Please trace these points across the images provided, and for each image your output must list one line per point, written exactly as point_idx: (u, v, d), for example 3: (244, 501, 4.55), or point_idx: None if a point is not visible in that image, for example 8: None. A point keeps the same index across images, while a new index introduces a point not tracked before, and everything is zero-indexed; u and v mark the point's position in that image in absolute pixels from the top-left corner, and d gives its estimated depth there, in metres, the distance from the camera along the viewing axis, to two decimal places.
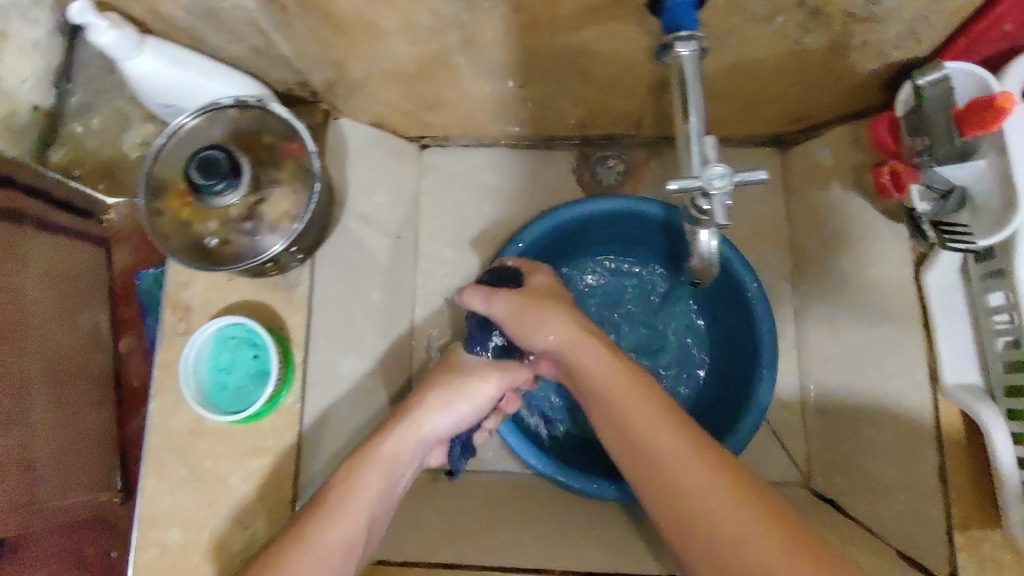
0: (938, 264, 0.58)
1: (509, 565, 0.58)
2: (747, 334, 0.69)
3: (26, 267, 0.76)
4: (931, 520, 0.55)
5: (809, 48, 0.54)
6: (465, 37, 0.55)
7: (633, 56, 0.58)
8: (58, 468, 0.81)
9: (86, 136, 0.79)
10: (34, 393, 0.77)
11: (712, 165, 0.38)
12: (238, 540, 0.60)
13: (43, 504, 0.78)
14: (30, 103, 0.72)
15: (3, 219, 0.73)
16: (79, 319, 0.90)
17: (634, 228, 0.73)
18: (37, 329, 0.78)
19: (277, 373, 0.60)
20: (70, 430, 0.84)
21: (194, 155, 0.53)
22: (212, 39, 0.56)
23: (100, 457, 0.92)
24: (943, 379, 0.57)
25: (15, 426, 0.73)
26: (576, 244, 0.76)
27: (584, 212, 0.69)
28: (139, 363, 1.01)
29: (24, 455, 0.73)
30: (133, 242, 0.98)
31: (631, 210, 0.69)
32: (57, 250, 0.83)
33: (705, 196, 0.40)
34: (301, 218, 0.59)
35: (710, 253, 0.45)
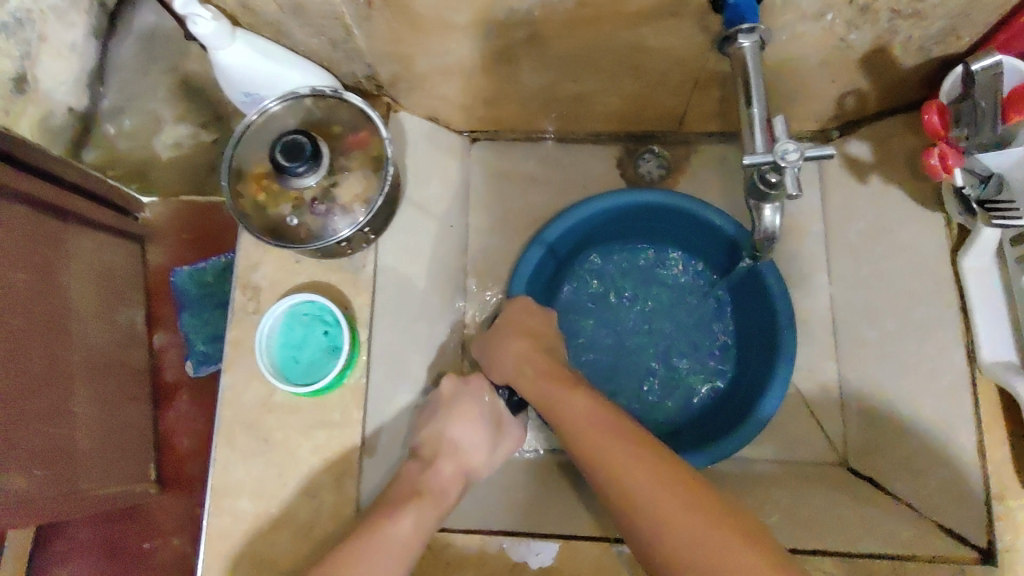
0: (975, 248, 0.61)
1: (569, 532, 0.61)
2: (767, 325, 0.72)
3: (70, 267, 0.83)
4: (971, 491, 0.59)
5: (853, 44, 0.58)
6: (532, 32, 0.59)
7: (685, 53, 0.62)
8: (98, 456, 0.86)
9: (119, 137, 0.91)
10: (76, 382, 0.82)
11: (787, 139, 0.41)
12: (307, 509, 0.63)
13: (83, 491, 0.83)
14: (67, 103, 0.82)
15: (48, 216, 0.80)
16: (117, 317, 0.94)
17: (659, 220, 0.75)
18: (79, 322, 0.84)
19: (346, 348, 0.64)
20: (107, 423, 0.88)
21: (280, 140, 0.59)
22: (296, 32, 0.60)
23: (137, 450, 0.96)
24: (980, 356, 0.60)
25: (60, 417, 0.79)
26: (608, 235, 0.79)
27: (606, 204, 0.72)
28: (174, 357, 1.03)
29: (67, 443, 0.80)
30: (167, 244, 1.04)
31: (655, 205, 0.72)
32: (99, 253, 0.90)
33: (775, 169, 0.43)
34: (374, 201, 0.63)
35: (772, 228, 0.48)
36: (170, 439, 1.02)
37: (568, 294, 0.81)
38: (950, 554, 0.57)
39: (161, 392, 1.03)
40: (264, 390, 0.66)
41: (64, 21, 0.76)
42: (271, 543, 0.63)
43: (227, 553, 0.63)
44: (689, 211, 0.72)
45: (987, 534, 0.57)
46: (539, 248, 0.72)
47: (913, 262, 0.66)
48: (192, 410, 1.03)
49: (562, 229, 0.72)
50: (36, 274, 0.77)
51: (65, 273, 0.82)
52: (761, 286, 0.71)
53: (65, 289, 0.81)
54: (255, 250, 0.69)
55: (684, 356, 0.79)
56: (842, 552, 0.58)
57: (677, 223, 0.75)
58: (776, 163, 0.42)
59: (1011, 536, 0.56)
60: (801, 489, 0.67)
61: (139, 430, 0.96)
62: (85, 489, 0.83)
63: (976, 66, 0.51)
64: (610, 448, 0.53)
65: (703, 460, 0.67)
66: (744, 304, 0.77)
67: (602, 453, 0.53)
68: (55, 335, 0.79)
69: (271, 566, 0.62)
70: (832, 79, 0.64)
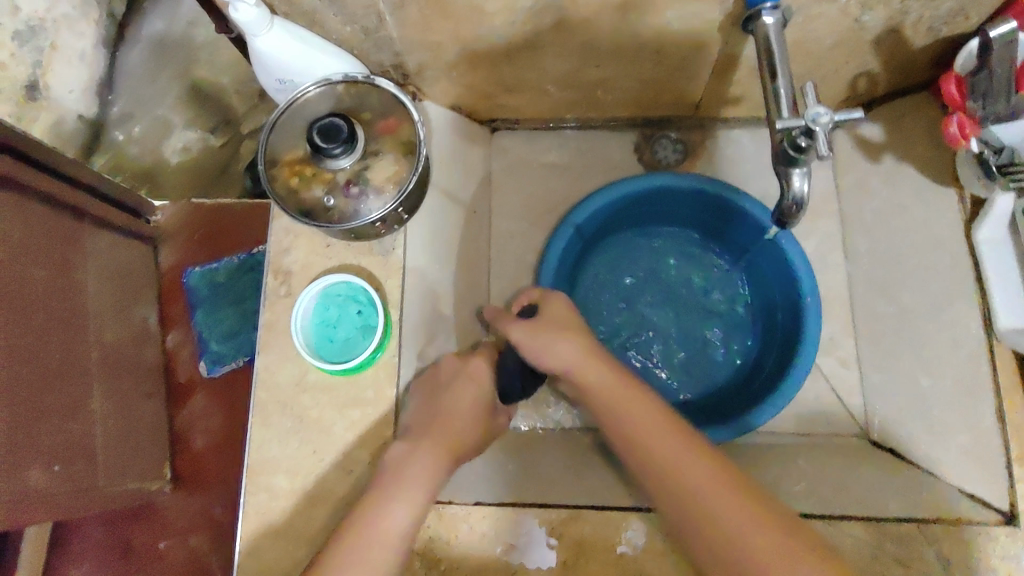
0: (989, 219, 0.63)
1: (602, 504, 0.61)
2: (790, 299, 0.73)
3: (87, 265, 0.84)
4: (992, 452, 0.60)
5: (866, 25, 0.60)
6: (559, 17, 0.61)
7: (703, 37, 0.64)
8: (115, 454, 0.86)
9: (128, 143, 1.02)
10: (93, 379, 0.83)
11: (816, 104, 0.43)
12: (343, 484, 0.64)
13: (102, 487, 0.83)
14: (78, 110, 0.94)
15: (65, 214, 0.81)
16: (131, 316, 0.94)
17: (681, 201, 0.77)
18: (95, 321, 0.85)
19: (381, 327, 0.66)
20: (124, 420, 0.89)
21: (316, 123, 0.60)
22: (330, 21, 0.62)
23: (152, 448, 0.96)
24: (998, 325, 0.61)
25: (78, 414, 0.80)
26: (631, 218, 0.81)
27: (630, 187, 0.74)
28: (188, 355, 1.01)
29: (85, 439, 0.80)
30: (179, 242, 1.03)
31: (680, 185, 0.74)
32: (117, 253, 0.91)
33: (806, 133, 0.45)
34: (406, 183, 0.65)
35: (801, 195, 0.49)
36: (184, 437, 1.00)
37: (592, 275, 0.82)
38: (977, 517, 0.57)
39: (175, 392, 1.00)
40: (298, 370, 0.67)
41: (76, 29, 0.91)
42: (309, 518, 0.64)
43: (264, 530, 0.64)
44: (711, 190, 0.73)
45: (1009, 498, 0.58)
46: (567, 231, 0.74)
47: (931, 235, 0.67)
48: (205, 409, 1.01)
49: (588, 212, 0.74)
50: (53, 272, 0.78)
51: (82, 272, 0.83)
52: (783, 260, 0.72)
53: (81, 288, 0.82)
54: (287, 235, 0.71)
55: (707, 335, 0.80)
56: (870, 516, 0.58)
57: (699, 205, 0.77)
58: (807, 127, 0.44)
59: None
60: (835, 463, 0.67)
61: (155, 429, 0.96)
62: (104, 485, 0.83)
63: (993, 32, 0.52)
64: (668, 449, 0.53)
65: (730, 434, 0.68)
66: (765, 284, 0.79)
67: (668, 460, 0.53)
68: (71, 333, 0.80)
69: (308, 542, 0.63)
70: (845, 61, 0.67)
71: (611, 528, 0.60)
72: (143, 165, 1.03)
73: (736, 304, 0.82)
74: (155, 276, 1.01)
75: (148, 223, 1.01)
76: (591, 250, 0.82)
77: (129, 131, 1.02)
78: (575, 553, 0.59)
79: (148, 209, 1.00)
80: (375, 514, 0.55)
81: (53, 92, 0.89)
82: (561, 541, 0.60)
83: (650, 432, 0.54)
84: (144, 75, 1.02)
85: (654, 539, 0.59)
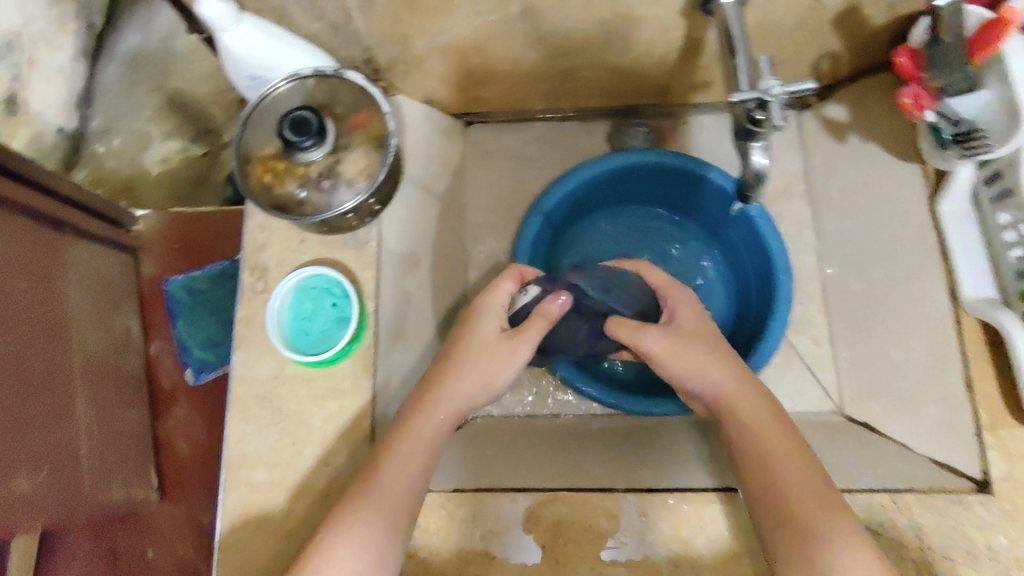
0: (951, 191, 0.65)
1: (576, 486, 0.62)
2: (763, 271, 0.74)
3: (67, 276, 0.84)
4: (962, 423, 0.61)
5: (824, 5, 0.61)
6: (524, 6, 0.62)
7: (668, 22, 0.65)
8: (99, 462, 0.86)
9: (106, 155, 1.00)
10: (76, 389, 0.83)
11: (769, 77, 0.44)
12: (322, 476, 0.64)
13: (88, 495, 0.83)
14: (57, 124, 0.92)
15: (43, 223, 0.81)
16: (115, 323, 0.95)
17: (649, 179, 0.78)
18: (77, 330, 0.84)
19: (355, 319, 0.66)
20: (106, 429, 0.88)
21: (286, 115, 0.60)
22: (298, 16, 0.63)
23: (137, 457, 0.96)
24: (961, 295, 0.63)
25: (61, 423, 0.79)
26: (600, 198, 0.81)
27: (596, 168, 0.74)
28: (169, 362, 1.03)
29: (70, 448, 0.80)
30: (158, 251, 1.04)
31: (648, 163, 0.74)
32: (95, 262, 0.91)
33: (762, 105, 0.46)
34: (378, 173, 0.65)
35: (759, 169, 0.50)
36: (168, 443, 1.01)
37: (568, 256, 0.83)
38: (947, 486, 0.59)
39: (158, 399, 1.02)
40: (275, 363, 0.67)
41: (53, 45, 0.88)
42: (289, 510, 0.64)
43: (244, 523, 0.64)
44: (677, 167, 0.74)
45: (981, 466, 0.59)
46: (536, 219, 0.75)
47: (892, 213, 0.70)
48: (189, 416, 1.02)
49: (554, 198, 0.75)
50: (34, 282, 0.77)
51: (62, 280, 0.82)
52: (753, 229, 0.73)
53: (62, 297, 0.82)
54: (262, 231, 0.71)
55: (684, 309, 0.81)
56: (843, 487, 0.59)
57: (666, 182, 0.78)
58: (761, 99, 0.45)
59: (1006, 466, 0.58)
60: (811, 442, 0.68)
61: (139, 436, 0.97)
62: (90, 491, 0.83)
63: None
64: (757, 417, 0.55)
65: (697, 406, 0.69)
66: (738, 257, 0.79)
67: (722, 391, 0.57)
68: (53, 343, 0.79)
69: (289, 531, 0.63)
70: (808, 41, 0.68)
71: (589, 509, 0.60)
72: (125, 177, 1.03)
73: (708, 278, 0.82)
74: (135, 286, 1.02)
75: (128, 233, 1.02)
76: (564, 232, 0.83)
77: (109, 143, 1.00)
78: (553, 535, 0.60)
79: (127, 218, 1.01)
80: (408, 440, 0.56)
81: (34, 107, 0.87)
82: (540, 523, 0.60)
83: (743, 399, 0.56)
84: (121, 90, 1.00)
85: (635, 522, 0.59)
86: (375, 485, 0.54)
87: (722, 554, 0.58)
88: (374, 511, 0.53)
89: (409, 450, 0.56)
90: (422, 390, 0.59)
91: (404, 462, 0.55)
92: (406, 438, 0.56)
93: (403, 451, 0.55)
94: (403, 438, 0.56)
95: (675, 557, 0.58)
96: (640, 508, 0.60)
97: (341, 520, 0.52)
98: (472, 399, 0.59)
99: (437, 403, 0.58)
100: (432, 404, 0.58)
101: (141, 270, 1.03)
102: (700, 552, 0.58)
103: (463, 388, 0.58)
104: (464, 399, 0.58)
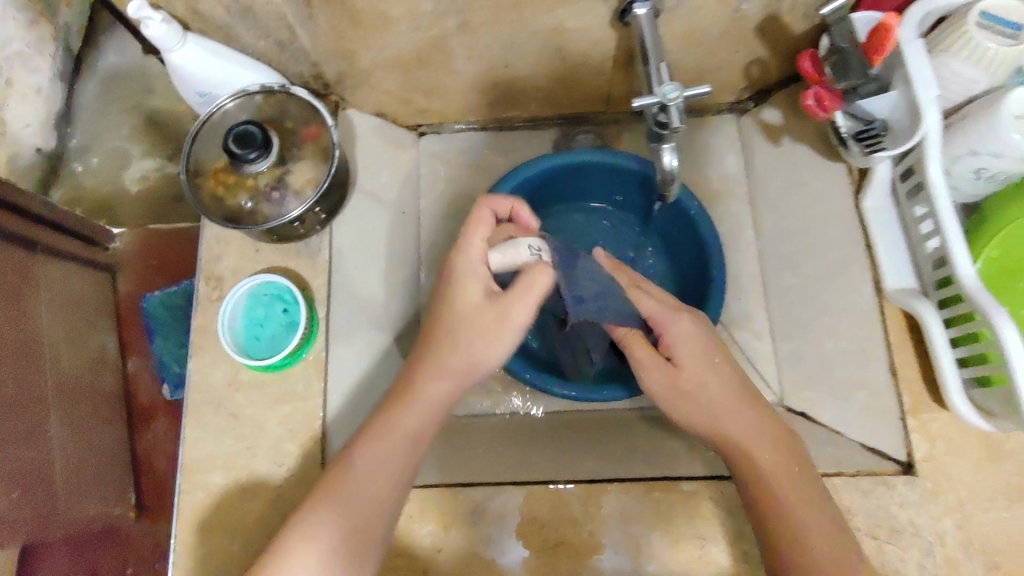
0: (871, 188, 0.68)
1: (516, 478, 0.67)
2: (700, 262, 0.76)
3: (40, 298, 0.85)
4: (889, 409, 0.65)
5: (746, 14, 0.64)
6: (461, 21, 0.65)
7: (601, 33, 0.68)
8: (74, 482, 0.86)
9: (84, 174, 1.09)
10: (50, 407, 0.84)
11: (666, 83, 0.49)
12: (276, 477, 0.66)
13: (63, 512, 0.84)
14: (35, 144, 1.03)
15: (15, 245, 0.82)
16: (87, 343, 0.96)
17: (589, 176, 0.80)
18: (50, 349, 0.85)
19: (304, 325, 0.69)
20: (82, 447, 0.89)
21: (232, 129, 0.63)
22: (243, 35, 0.65)
23: (115, 473, 0.98)
24: (885, 285, 0.67)
25: (35, 443, 0.80)
26: (544, 198, 0.82)
27: (540, 166, 0.76)
28: (146, 380, 1.05)
29: (43, 467, 0.81)
30: (135, 270, 1.07)
31: (587, 160, 0.77)
32: (68, 282, 0.93)
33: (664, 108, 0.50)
34: (322, 183, 0.67)
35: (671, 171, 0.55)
36: (148, 460, 1.03)
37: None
38: (876, 468, 0.63)
39: (137, 415, 1.04)
40: (230, 370, 0.70)
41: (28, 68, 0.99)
42: (244, 512, 0.66)
43: (201, 527, 0.66)
44: (611, 163, 0.77)
45: (906, 449, 0.63)
46: None
47: (823, 213, 0.72)
48: (167, 431, 1.04)
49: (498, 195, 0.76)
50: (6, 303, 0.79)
51: (35, 303, 0.84)
52: (686, 217, 0.75)
53: (34, 319, 0.83)
54: (217, 242, 0.73)
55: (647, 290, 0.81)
56: None
57: (601, 177, 0.81)
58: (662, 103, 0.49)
59: (928, 447, 0.63)
60: None
61: (117, 452, 0.98)
62: (64, 510, 0.84)
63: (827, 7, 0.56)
64: (774, 464, 0.56)
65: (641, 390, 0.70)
66: (677, 251, 0.82)
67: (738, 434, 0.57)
68: (26, 363, 0.81)
69: (244, 532, 0.65)
70: (735, 50, 0.71)
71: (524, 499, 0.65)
72: (100, 196, 1.10)
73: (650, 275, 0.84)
74: (112, 304, 1.04)
75: (106, 251, 1.05)
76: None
77: (86, 162, 1.10)
78: (497, 525, 0.65)
79: (104, 237, 1.03)
80: (387, 438, 0.56)
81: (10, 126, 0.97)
82: (487, 514, 0.65)
83: (760, 443, 0.57)
84: (98, 109, 1.10)
85: (577, 511, 0.64)
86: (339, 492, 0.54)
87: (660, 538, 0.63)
88: (342, 519, 0.53)
89: (387, 448, 0.55)
90: (405, 386, 0.58)
91: (377, 481, 0.55)
92: (384, 434, 0.56)
93: (378, 452, 0.55)
94: (382, 437, 0.56)
95: (617, 542, 0.63)
96: (583, 499, 0.65)
97: (313, 518, 0.53)
98: (456, 384, 0.57)
99: (416, 398, 0.57)
100: (411, 394, 0.57)
101: (118, 287, 1.06)
102: (641, 539, 0.63)
103: (454, 370, 0.57)
104: (445, 383, 0.57)
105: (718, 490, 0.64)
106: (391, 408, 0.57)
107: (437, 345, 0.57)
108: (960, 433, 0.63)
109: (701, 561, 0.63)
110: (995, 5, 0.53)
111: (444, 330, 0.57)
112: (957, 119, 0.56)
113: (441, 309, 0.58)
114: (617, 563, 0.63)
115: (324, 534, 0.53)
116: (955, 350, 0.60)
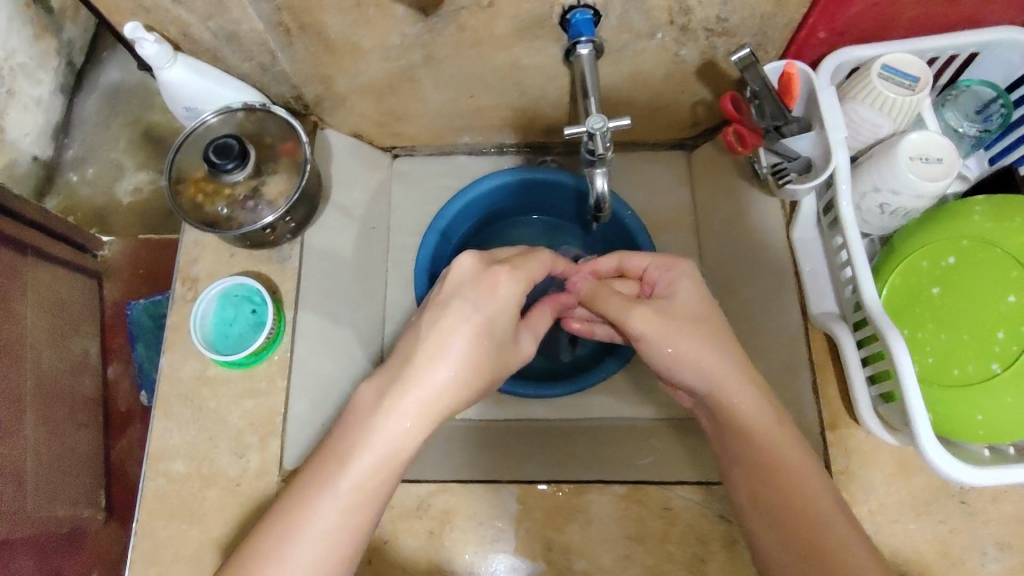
0: (800, 220, 0.71)
1: (467, 479, 0.68)
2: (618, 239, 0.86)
3: (27, 298, 0.88)
4: (810, 424, 0.67)
5: (685, 59, 0.71)
6: (426, 54, 0.71)
7: (554, 70, 0.74)
8: (46, 482, 0.88)
9: (79, 184, 1.15)
10: (27, 408, 0.86)
11: (591, 116, 0.61)
12: (235, 466, 0.70)
13: (30, 511, 0.85)
14: (32, 153, 1.10)
15: (9, 248, 0.87)
16: (70, 346, 0.99)
17: (536, 193, 0.89)
18: (33, 351, 0.89)
19: (270, 325, 0.73)
20: (57, 449, 0.92)
21: (213, 141, 0.70)
22: (230, 58, 0.72)
23: (85, 476, 0.99)
24: (810, 310, 0.69)
25: (13, 438, 0.83)
26: (490, 215, 0.91)
27: (485, 186, 0.85)
28: (126, 387, 1.07)
29: (16, 464, 0.82)
30: (122, 277, 1.09)
31: (529, 178, 0.85)
32: (54, 284, 0.96)
33: (590, 134, 0.62)
34: (293, 195, 0.73)
35: (601, 190, 0.70)
36: (121, 468, 1.04)
37: None
38: None
39: (115, 421, 1.06)
40: (199, 364, 0.74)
41: (32, 78, 1.07)
42: (202, 500, 0.69)
43: (162, 511, 0.69)
44: (547, 179, 0.85)
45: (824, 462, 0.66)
46: (433, 234, 0.83)
47: (758, 241, 0.75)
48: (141, 437, 1.05)
49: (450, 213, 0.85)
50: None
51: (23, 305, 0.87)
52: (621, 223, 0.83)
53: (18, 318, 0.86)
54: (194, 246, 0.78)
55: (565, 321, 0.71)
56: (701, 481, 0.66)
57: (543, 194, 0.89)
58: (590, 132, 0.62)
59: (845, 461, 0.66)
60: None
61: (90, 455, 1.00)
62: (32, 510, 0.85)
63: (735, 57, 0.61)
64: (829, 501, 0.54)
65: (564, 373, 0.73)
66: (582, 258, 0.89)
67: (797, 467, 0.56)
68: (9, 362, 0.84)
69: (202, 517, 0.68)
70: (680, 90, 0.77)
71: (467, 500, 0.67)
72: (96, 205, 1.14)
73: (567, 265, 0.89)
74: (98, 312, 1.07)
75: (95, 258, 1.09)
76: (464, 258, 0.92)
77: (82, 172, 1.16)
78: (440, 522, 0.67)
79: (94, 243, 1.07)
80: (366, 441, 0.51)
81: (10, 135, 1.04)
82: (430, 511, 0.67)
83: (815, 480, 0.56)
84: (99, 122, 1.17)
85: (511, 509, 0.67)
86: (340, 479, 0.50)
87: (592, 541, 0.65)
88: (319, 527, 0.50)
89: (361, 461, 0.51)
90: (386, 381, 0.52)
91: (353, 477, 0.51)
92: (366, 436, 0.51)
93: (356, 460, 0.51)
94: (358, 449, 0.51)
95: (550, 541, 0.66)
96: (520, 498, 0.67)
97: (307, 491, 0.50)
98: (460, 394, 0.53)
99: (403, 397, 0.51)
100: (403, 393, 0.51)
101: (105, 295, 1.08)
102: (573, 538, 0.66)
103: (443, 378, 0.52)
104: (441, 387, 0.52)
105: (647, 494, 0.66)
106: (373, 411, 0.51)
107: (430, 343, 0.52)
108: (874, 449, 0.66)
109: (627, 562, 0.65)
110: (892, 60, 0.63)
111: (481, 351, 0.53)
112: (873, 156, 0.63)
113: (452, 314, 0.53)
114: (547, 559, 0.65)
115: (305, 539, 0.50)
116: (866, 369, 0.64)
